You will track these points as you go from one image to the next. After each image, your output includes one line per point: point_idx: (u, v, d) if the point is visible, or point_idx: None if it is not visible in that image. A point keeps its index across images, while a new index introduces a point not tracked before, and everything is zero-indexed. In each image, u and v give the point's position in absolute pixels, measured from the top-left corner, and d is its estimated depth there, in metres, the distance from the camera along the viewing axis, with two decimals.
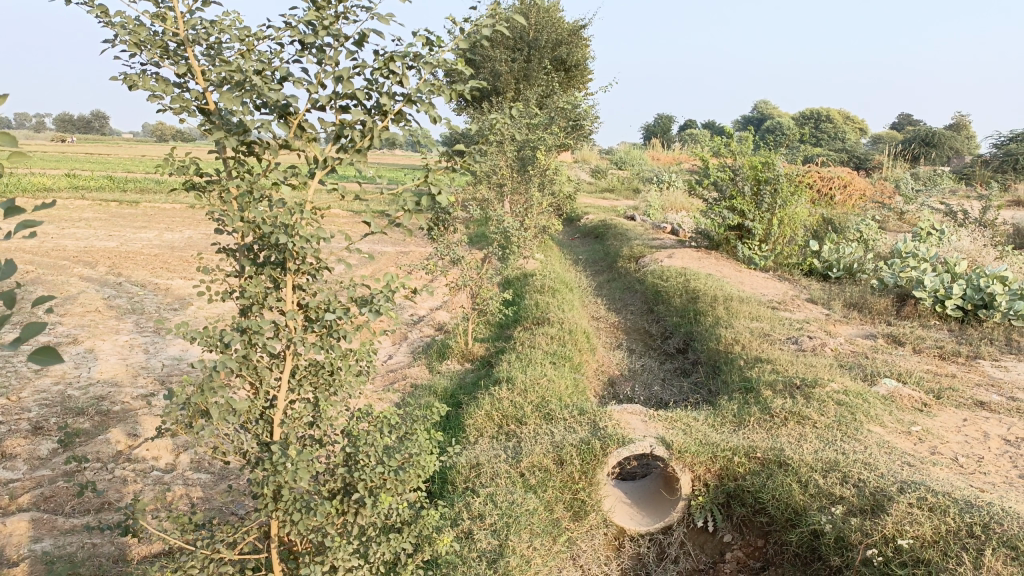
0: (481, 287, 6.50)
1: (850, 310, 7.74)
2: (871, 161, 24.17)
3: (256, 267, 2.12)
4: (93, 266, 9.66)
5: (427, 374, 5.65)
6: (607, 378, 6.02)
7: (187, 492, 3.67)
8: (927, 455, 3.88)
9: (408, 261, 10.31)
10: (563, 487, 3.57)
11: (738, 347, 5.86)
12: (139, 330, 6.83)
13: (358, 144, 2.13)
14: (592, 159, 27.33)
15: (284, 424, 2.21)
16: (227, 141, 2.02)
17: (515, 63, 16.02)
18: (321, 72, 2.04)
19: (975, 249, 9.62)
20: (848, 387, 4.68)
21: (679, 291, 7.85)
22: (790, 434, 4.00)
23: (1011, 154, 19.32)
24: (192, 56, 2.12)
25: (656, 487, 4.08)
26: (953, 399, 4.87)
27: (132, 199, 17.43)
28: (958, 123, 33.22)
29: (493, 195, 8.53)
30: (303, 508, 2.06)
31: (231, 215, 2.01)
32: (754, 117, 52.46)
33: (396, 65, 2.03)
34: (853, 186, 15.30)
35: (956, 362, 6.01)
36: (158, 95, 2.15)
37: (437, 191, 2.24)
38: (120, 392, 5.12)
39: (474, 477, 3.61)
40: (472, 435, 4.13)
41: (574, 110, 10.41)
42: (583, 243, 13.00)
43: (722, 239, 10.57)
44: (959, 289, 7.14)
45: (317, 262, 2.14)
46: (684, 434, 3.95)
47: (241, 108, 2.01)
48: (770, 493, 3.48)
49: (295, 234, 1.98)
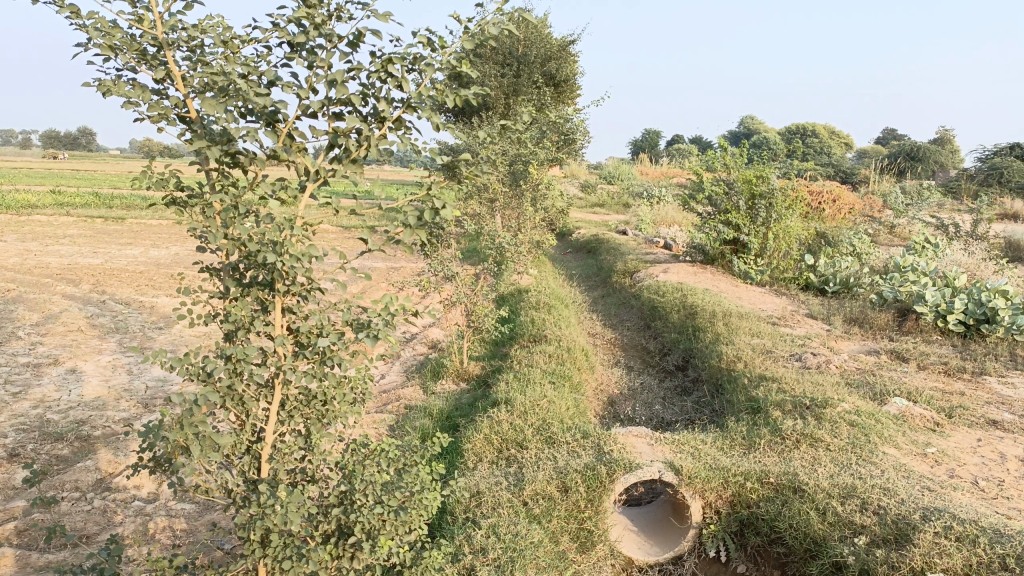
0: (476, 304, 6.32)
1: (851, 325, 7.60)
2: (858, 175, 24.20)
3: (241, 288, 1.94)
4: (75, 284, 9.41)
5: (421, 395, 5.45)
6: (606, 398, 5.84)
7: (169, 524, 3.46)
8: (946, 479, 3.71)
9: (399, 277, 10.12)
10: (569, 517, 3.38)
11: (740, 365, 5.69)
12: (122, 349, 6.60)
13: (352, 155, 1.95)
14: (581, 175, 27.27)
15: (273, 461, 2.02)
16: (209, 151, 1.84)
17: (505, 77, 15.93)
18: (312, 76, 1.88)
19: (972, 262, 9.52)
20: (859, 407, 4.52)
21: (676, 307, 7.68)
22: (803, 457, 3.83)
23: (996, 168, 19.42)
24: (172, 60, 1.95)
25: (664, 514, 3.91)
26: (965, 418, 4.72)
27: (117, 215, 17.18)
28: (942, 137, 33.41)
29: (485, 209, 8.35)
30: (295, 556, 1.87)
31: (214, 232, 1.83)
32: (740, 132, 52.78)
33: (394, 68, 1.86)
34: (842, 200, 15.24)
35: (962, 378, 5.86)
36: (134, 103, 1.99)
37: (440, 205, 2.06)
38: (100, 416, 4.89)
39: (474, 507, 3.41)
40: (471, 461, 3.93)
41: (567, 124, 10.29)
42: (575, 258, 12.83)
43: (717, 253, 10.42)
44: (960, 303, 7.01)
45: (308, 282, 1.96)
46: (693, 458, 3.78)
47: (225, 114, 1.83)
48: (787, 522, 3.31)
49: (284, 252, 1.80)
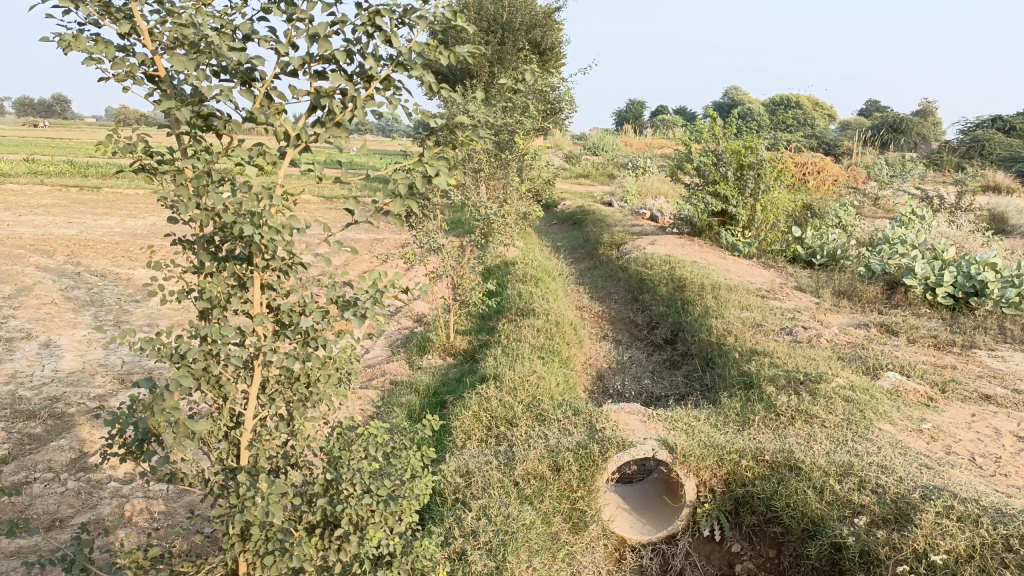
0: (462, 277, 6.19)
1: (839, 298, 7.53)
2: (841, 147, 24.18)
3: (216, 263, 1.79)
4: (50, 255, 9.17)
5: (407, 370, 5.34)
6: (595, 372, 5.76)
7: (147, 506, 3.33)
8: (943, 456, 3.65)
9: (382, 249, 9.95)
10: (561, 497, 3.28)
11: (731, 338, 5.61)
12: (99, 323, 6.40)
13: (338, 116, 1.79)
14: (565, 146, 27.03)
15: (253, 448, 1.89)
16: (179, 112, 1.69)
17: (489, 45, 15.68)
18: (292, 29, 1.72)
19: (960, 234, 9.47)
20: (854, 382, 4.44)
21: (665, 279, 7.58)
22: (799, 434, 3.76)
23: (978, 140, 19.50)
24: (137, 12, 1.78)
25: (657, 493, 3.84)
26: (958, 393, 4.66)
27: (93, 184, 16.81)
28: (924, 110, 33.42)
29: (471, 180, 8.17)
30: (278, 550, 1.75)
31: (186, 202, 1.68)
32: (725, 103, 52.58)
33: (382, 21, 1.71)
34: (827, 172, 15.19)
35: (952, 352, 5.81)
36: (96, 60, 1.83)
37: (434, 172, 1.90)
38: (74, 393, 4.72)
39: (463, 488, 3.30)
40: (460, 440, 3.82)
41: (552, 93, 10.08)
42: (560, 230, 12.68)
43: (705, 225, 10.31)
44: (950, 276, 6.96)
45: (290, 257, 1.81)
46: (687, 435, 3.69)
47: (198, 72, 1.67)
48: (784, 501, 3.23)
49: (262, 224, 1.66)
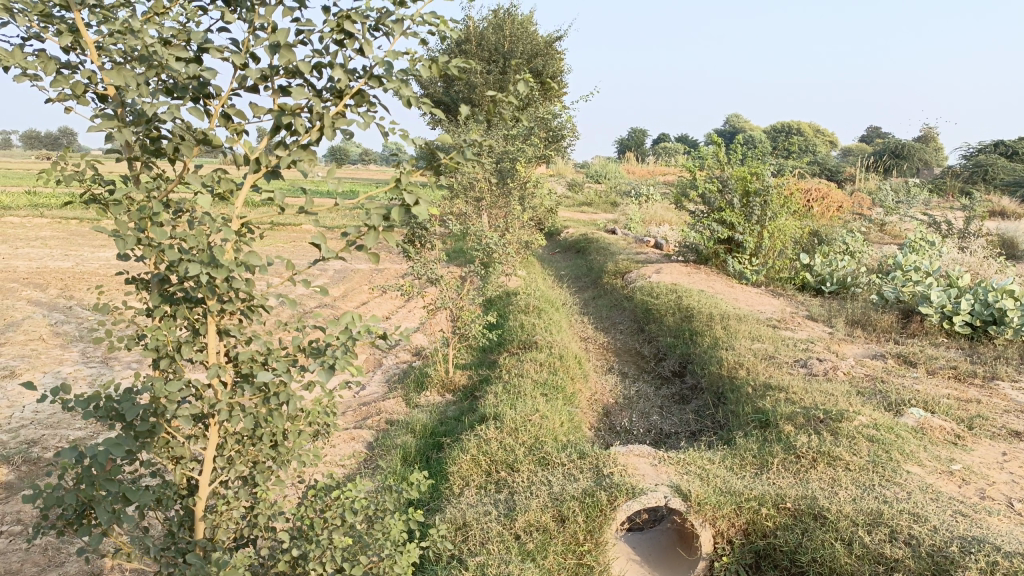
0: (462, 309, 5.94)
1: (853, 327, 7.27)
2: (844, 174, 24.05)
3: (169, 305, 1.58)
4: (43, 289, 8.97)
5: (404, 408, 5.09)
6: (601, 408, 5.50)
7: (118, 563, 3.08)
8: (978, 501, 3.37)
9: (381, 281, 9.74)
10: (566, 551, 3.00)
11: (742, 371, 5.36)
12: (86, 360, 6.17)
13: (304, 136, 1.58)
14: (568, 174, 26.94)
15: (209, 518, 1.66)
16: (123, 135, 1.48)
17: (491, 74, 15.59)
18: (251, 38, 1.52)
19: (975, 261, 9.21)
20: (877, 420, 4.17)
21: (671, 309, 7.34)
22: (821, 478, 3.51)
23: (981, 165, 19.33)
24: (83, 26, 1.58)
25: (671, 542, 3.59)
26: (987, 429, 4.38)
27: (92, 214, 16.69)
28: (926, 136, 33.35)
29: (472, 209, 7.96)
30: None
31: (128, 236, 1.46)
32: (726, 131, 52.69)
33: (353, 26, 1.51)
34: (832, 198, 15.02)
35: (974, 384, 5.54)
36: (36, 78, 1.61)
37: (413, 201, 1.68)
38: (52, 436, 4.47)
39: (460, 544, 3.05)
40: (457, 486, 3.57)
41: (555, 121, 9.92)
42: (564, 258, 12.48)
43: (712, 253, 10.08)
44: (967, 305, 6.70)
45: (250, 298, 1.59)
46: (701, 481, 3.44)
47: (142, 88, 1.46)
48: (810, 555, 2.97)
49: (216, 261, 1.44)
